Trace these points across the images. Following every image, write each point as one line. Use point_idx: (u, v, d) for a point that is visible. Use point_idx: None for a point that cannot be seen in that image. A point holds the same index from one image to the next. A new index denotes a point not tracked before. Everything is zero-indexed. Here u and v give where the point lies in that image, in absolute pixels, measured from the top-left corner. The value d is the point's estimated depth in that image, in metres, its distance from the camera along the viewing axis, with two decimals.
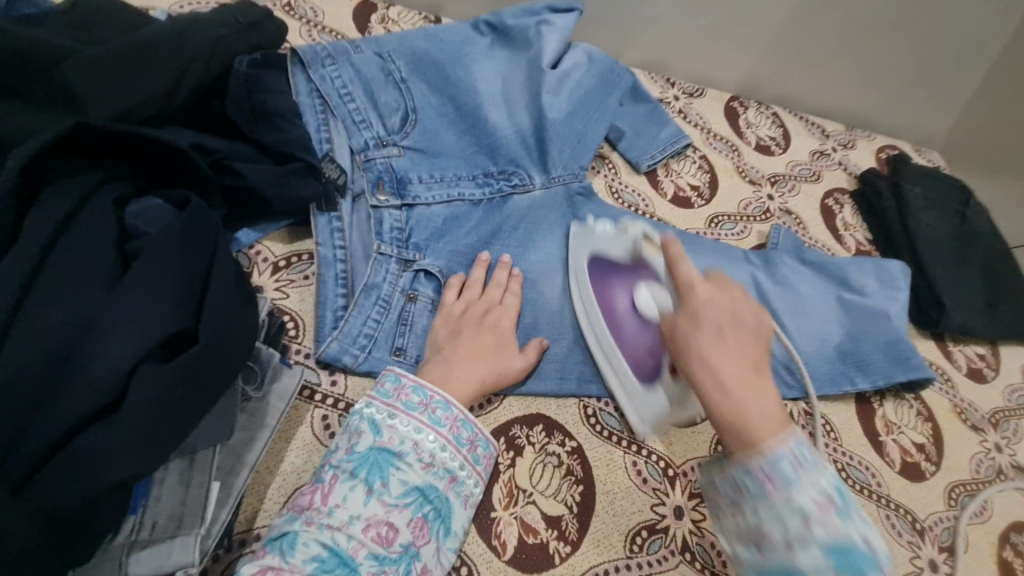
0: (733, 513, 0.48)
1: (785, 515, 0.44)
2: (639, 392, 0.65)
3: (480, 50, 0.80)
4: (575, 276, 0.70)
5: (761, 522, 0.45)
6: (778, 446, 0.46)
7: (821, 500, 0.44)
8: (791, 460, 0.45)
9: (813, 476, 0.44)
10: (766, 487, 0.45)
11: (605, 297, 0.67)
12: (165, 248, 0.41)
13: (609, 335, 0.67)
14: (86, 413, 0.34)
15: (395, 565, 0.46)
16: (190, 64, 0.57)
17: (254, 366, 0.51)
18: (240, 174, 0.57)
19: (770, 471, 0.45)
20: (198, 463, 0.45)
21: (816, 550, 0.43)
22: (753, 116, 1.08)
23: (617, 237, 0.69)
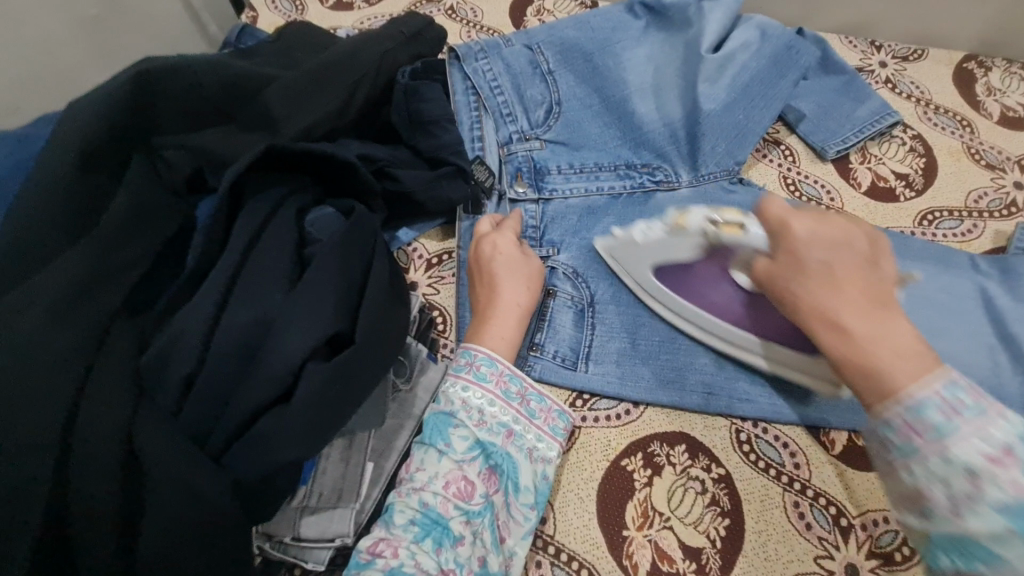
0: (886, 470, 0.40)
1: (948, 476, 0.36)
2: (790, 357, 0.59)
3: (632, 36, 0.76)
4: (660, 304, 0.64)
5: (915, 477, 0.37)
6: (922, 393, 0.38)
7: (950, 404, 0.37)
8: (944, 410, 0.37)
9: (976, 428, 0.36)
10: (914, 440, 0.37)
11: (698, 300, 0.63)
12: (331, 254, 0.46)
13: (720, 322, 0.62)
14: (272, 397, 0.40)
15: (479, 515, 0.48)
16: (361, 80, 0.62)
17: (404, 360, 0.55)
18: (399, 179, 0.62)
19: (914, 419, 0.37)
20: (356, 443, 0.51)
21: (993, 515, 0.34)
22: (999, 80, 0.84)
23: (674, 238, 0.62)
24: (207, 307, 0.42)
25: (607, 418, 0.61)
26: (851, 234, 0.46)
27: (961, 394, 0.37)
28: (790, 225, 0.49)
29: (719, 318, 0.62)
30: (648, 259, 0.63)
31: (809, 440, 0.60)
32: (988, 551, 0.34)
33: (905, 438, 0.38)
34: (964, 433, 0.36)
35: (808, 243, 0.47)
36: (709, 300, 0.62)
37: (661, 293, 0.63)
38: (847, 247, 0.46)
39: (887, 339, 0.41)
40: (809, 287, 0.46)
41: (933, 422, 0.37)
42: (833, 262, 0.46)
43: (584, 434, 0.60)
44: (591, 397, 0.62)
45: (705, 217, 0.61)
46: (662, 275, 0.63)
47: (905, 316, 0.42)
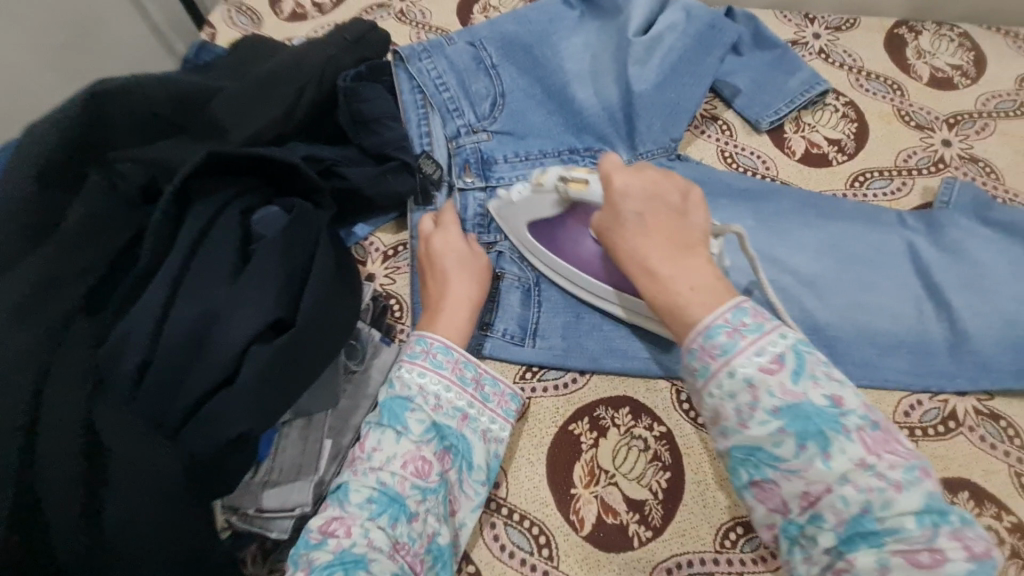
0: (697, 399, 0.45)
1: (734, 391, 0.42)
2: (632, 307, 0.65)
3: (568, 26, 0.80)
4: (532, 254, 0.69)
5: (715, 397, 0.43)
6: (714, 320, 0.44)
7: (766, 365, 0.41)
8: (729, 332, 0.43)
9: (754, 343, 0.42)
10: (709, 363, 0.43)
11: (572, 256, 0.66)
12: (273, 248, 0.50)
13: (585, 276, 0.66)
14: (219, 379, 0.45)
15: (435, 493, 0.51)
16: (305, 85, 0.66)
17: (356, 344, 0.59)
18: (347, 177, 0.66)
19: (707, 344, 0.43)
20: (314, 422, 0.55)
21: (769, 419, 0.40)
22: (929, 43, 0.86)
23: (534, 195, 0.63)
24: (157, 300, 0.45)
25: (555, 387, 0.65)
26: (660, 187, 0.52)
27: (783, 342, 0.42)
28: (612, 181, 0.54)
29: (584, 272, 0.66)
30: (523, 219, 0.67)
31: None
32: (770, 454, 0.40)
33: (700, 361, 0.44)
34: (742, 349, 0.42)
35: (623, 198, 0.52)
36: (579, 256, 0.66)
37: (530, 247, 0.68)
38: (662, 200, 0.52)
39: (682, 278, 0.48)
40: (627, 234, 0.52)
41: (720, 344, 0.43)
42: (644, 215, 0.51)
43: (533, 403, 0.64)
44: (540, 369, 0.66)
45: (555, 177, 0.61)
46: (537, 233, 0.67)
47: (705, 258, 0.49)
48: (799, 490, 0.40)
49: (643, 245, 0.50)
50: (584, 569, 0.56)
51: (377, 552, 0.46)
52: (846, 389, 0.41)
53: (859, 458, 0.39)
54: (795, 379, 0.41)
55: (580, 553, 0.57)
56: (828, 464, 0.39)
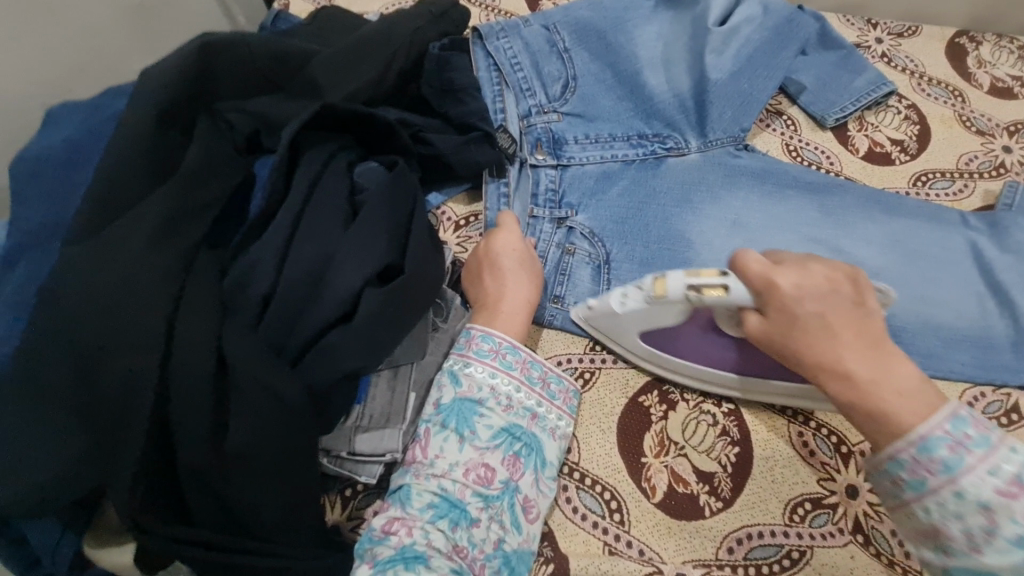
0: (897, 507, 0.46)
1: (964, 513, 0.42)
2: (755, 385, 0.62)
3: (643, 14, 0.82)
4: (641, 360, 0.64)
5: (931, 513, 0.43)
6: (929, 431, 0.43)
7: (1004, 486, 0.41)
8: (951, 446, 0.43)
9: (982, 460, 0.42)
10: (926, 477, 0.43)
11: (689, 357, 0.61)
12: (381, 199, 0.53)
13: (694, 367, 0.62)
14: (332, 316, 0.47)
15: (498, 499, 0.51)
16: (396, 54, 0.68)
17: (441, 303, 0.62)
18: (432, 143, 0.68)
19: (923, 457, 0.43)
20: (400, 374, 0.57)
21: (1010, 549, 0.40)
22: (990, 53, 0.88)
23: (652, 306, 0.57)
24: (279, 239, 0.48)
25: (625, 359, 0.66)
26: (833, 283, 0.49)
27: (1014, 458, 0.42)
28: (775, 282, 0.49)
29: (711, 369, 0.62)
30: (635, 328, 0.61)
31: None
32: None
33: (914, 475, 0.44)
34: (969, 466, 0.42)
35: (798, 297, 0.48)
36: (699, 355, 0.61)
37: (645, 356, 0.64)
38: (835, 300, 0.48)
39: (886, 383, 0.45)
40: (806, 339, 0.48)
41: (941, 460, 0.43)
42: (825, 314, 0.48)
43: (604, 374, 0.65)
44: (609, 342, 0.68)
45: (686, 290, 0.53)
46: (650, 341, 0.62)
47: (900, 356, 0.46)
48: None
49: (830, 353, 0.47)
50: (655, 535, 0.57)
51: (436, 552, 0.48)
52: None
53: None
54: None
55: (652, 520, 0.58)
56: (1002, 551, 0.40)
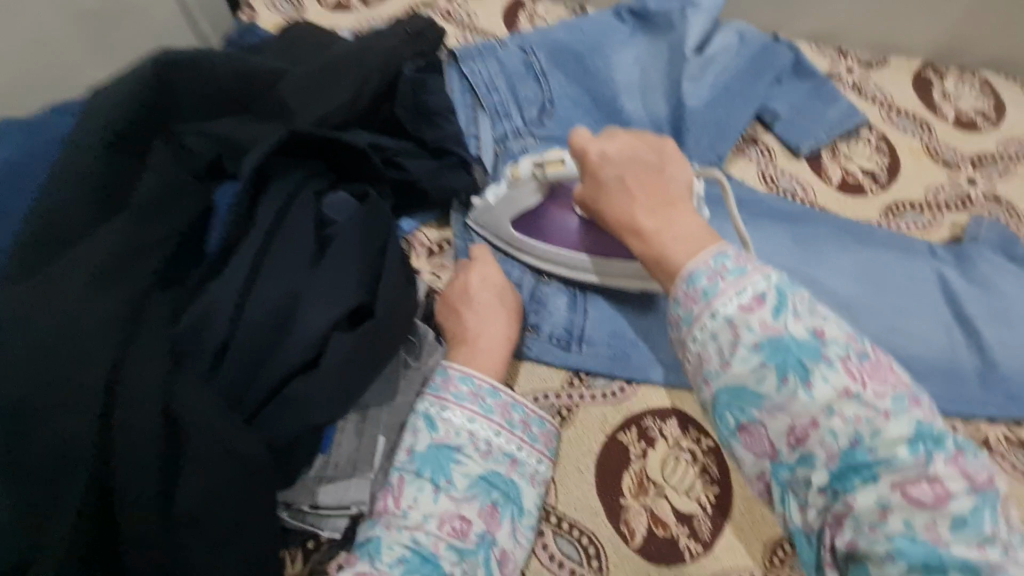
0: (682, 349, 0.44)
1: (715, 333, 0.41)
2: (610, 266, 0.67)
3: (621, 40, 0.81)
4: (538, 258, 0.69)
5: (699, 343, 0.42)
6: (695, 267, 0.44)
7: (746, 304, 0.41)
8: (708, 278, 0.43)
9: (733, 285, 0.41)
10: (691, 308, 0.43)
11: (553, 237, 0.67)
12: (350, 234, 0.50)
13: (560, 251, 0.68)
14: (297, 363, 0.45)
15: (473, 554, 0.48)
16: (370, 75, 0.65)
17: (414, 339, 0.58)
18: (405, 169, 0.65)
19: (689, 289, 0.43)
20: (369, 418, 0.53)
21: (752, 357, 0.39)
22: (953, 86, 0.91)
23: (511, 186, 0.65)
24: (238, 279, 0.46)
25: (603, 396, 0.64)
26: (640, 149, 0.55)
27: (765, 283, 0.41)
28: (588, 151, 0.57)
29: (566, 249, 0.67)
30: (506, 215, 0.67)
31: None
32: (754, 394, 0.39)
33: (685, 307, 0.43)
34: (722, 291, 0.42)
35: (602, 162, 0.56)
36: (579, 241, 0.67)
37: (540, 253, 0.68)
38: (635, 162, 0.55)
39: (669, 232, 0.49)
40: (608, 199, 0.54)
41: (701, 290, 0.43)
42: (623, 176, 0.54)
43: (582, 411, 0.63)
44: (587, 376, 0.65)
45: (526, 164, 0.64)
46: (529, 230, 0.68)
47: (690, 208, 0.51)
48: (786, 427, 0.38)
49: (630, 212, 0.52)
50: None
51: None
52: (827, 317, 0.41)
53: (842, 386, 0.38)
54: (773, 314, 0.40)
55: (631, 566, 0.56)
56: (812, 395, 0.38)
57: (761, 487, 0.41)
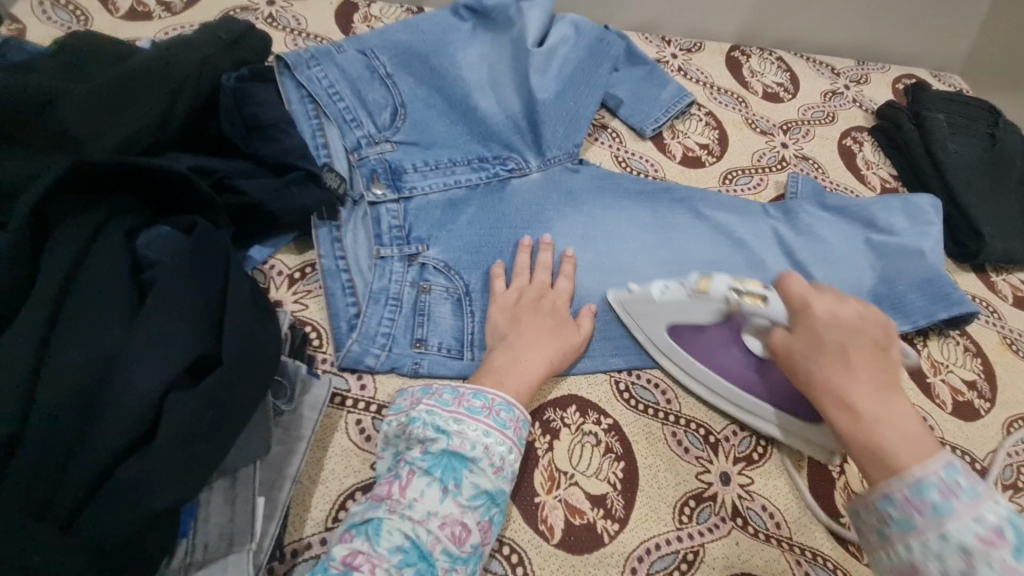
0: (882, 545, 0.44)
1: (945, 554, 0.40)
2: (794, 423, 0.64)
3: (462, 36, 0.80)
4: (665, 358, 0.68)
5: (912, 554, 0.42)
6: (925, 474, 0.42)
7: (986, 536, 0.39)
8: (942, 492, 0.41)
9: (972, 508, 0.40)
10: (914, 517, 0.42)
11: (716, 364, 0.66)
12: (176, 276, 0.44)
13: (731, 386, 0.66)
14: (122, 447, 0.38)
15: (465, 564, 0.48)
16: (182, 87, 0.58)
17: (282, 381, 0.52)
18: (244, 191, 0.58)
19: (915, 496, 0.42)
20: (241, 480, 0.46)
21: None
22: (758, 64, 1.03)
23: (689, 300, 0.64)
24: (26, 351, 0.38)
25: None
26: (864, 322, 0.52)
27: (999, 513, 0.40)
28: (811, 305, 0.54)
29: (740, 390, 0.65)
30: (664, 318, 0.66)
31: (674, 376, 0.69)
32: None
33: (903, 513, 0.42)
34: (957, 513, 0.40)
35: (829, 323, 0.53)
36: (722, 366, 0.66)
37: (668, 365, 0.68)
38: (863, 340, 0.51)
39: (889, 421, 0.46)
40: (818, 363, 0.51)
41: (932, 503, 0.41)
42: (846, 345, 0.51)
43: None
44: None
45: (727, 282, 0.60)
46: (677, 334, 0.67)
47: (905, 401, 0.47)
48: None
49: (829, 365, 0.50)
50: None
51: None
52: None
53: None
54: (1018, 557, 0.38)
55: (555, 563, 0.55)
56: None
57: None
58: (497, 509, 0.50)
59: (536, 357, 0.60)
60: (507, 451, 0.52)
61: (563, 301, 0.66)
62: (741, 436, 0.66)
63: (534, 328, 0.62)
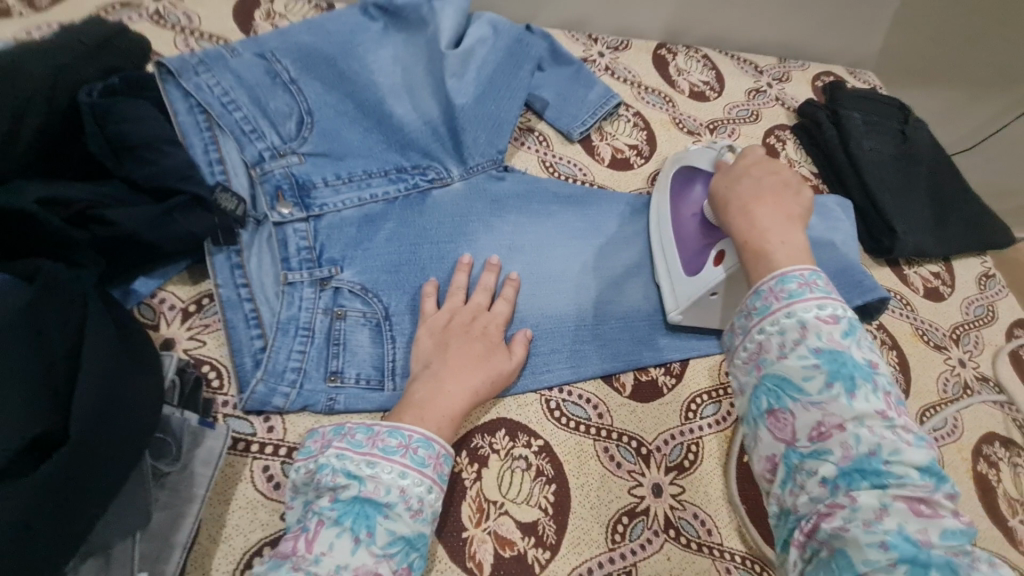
0: (741, 339, 0.50)
1: (788, 330, 0.47)
2: (681, 283, 0.70)
3: (373, 37, 0.74)
4: (658, 187, 0.76)
5: (765, 332, 0.48)
6: (788, 271, 0.49)
7: (824, 317, 0.47)
8: (800, 283, 0.48)
9: (819, 298, 0.47)
10: (772, 303, 0.48)
11: (676, 206, 0.73)
12: (11, 336, 0.38)
13: (670, 222, 0.73)
14: None
15: None
16: (29, 103, 0.51)
17: (165, 438, 0.46)
18: (111, 221, 0.51)
19: (777, 287, 0.49)
20: (115, 558, 0.42)
21: (810, 355, 0.45)
22: (684, 62, 1.03)
23: (704, 150, 0.70)
24: None
25: None
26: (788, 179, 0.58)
27: (843, 311, 0.47)
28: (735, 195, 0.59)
29: (676, 248, 0.72)
30: (677, 162, 0.74)
31: (606, 389, 0.68)
32: (797, 387, 0.45)
33: (765, 301, 0.49)
34: (807, 299, 0.48)
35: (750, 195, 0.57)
36: (679, 212, 0.72)
37: (662, 181, 0.76)
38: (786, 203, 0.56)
39: (779, 237, 0.53)
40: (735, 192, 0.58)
41: (789, 291, 0.48)
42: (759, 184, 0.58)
43: None
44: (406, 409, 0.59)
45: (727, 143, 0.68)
46: (680, 177, 0.73)
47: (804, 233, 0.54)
48: (814, 421, 0.43)
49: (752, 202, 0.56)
50: None
51: None
52: (880, 358, 0.47)
53: (880, 408, 0.43)
54: (846, 336, 0.45)
55: None
56: (852, 403, 0.43)
57: (764, 466, 0.46)
58: (416, 554, 0.48)
59: (457, 384, 0.56)
60: (426, 491, 0.49)
61: (495, 324, 0.63)
62: (672, 445, 0.66)
63: (458, 352, 0.59)
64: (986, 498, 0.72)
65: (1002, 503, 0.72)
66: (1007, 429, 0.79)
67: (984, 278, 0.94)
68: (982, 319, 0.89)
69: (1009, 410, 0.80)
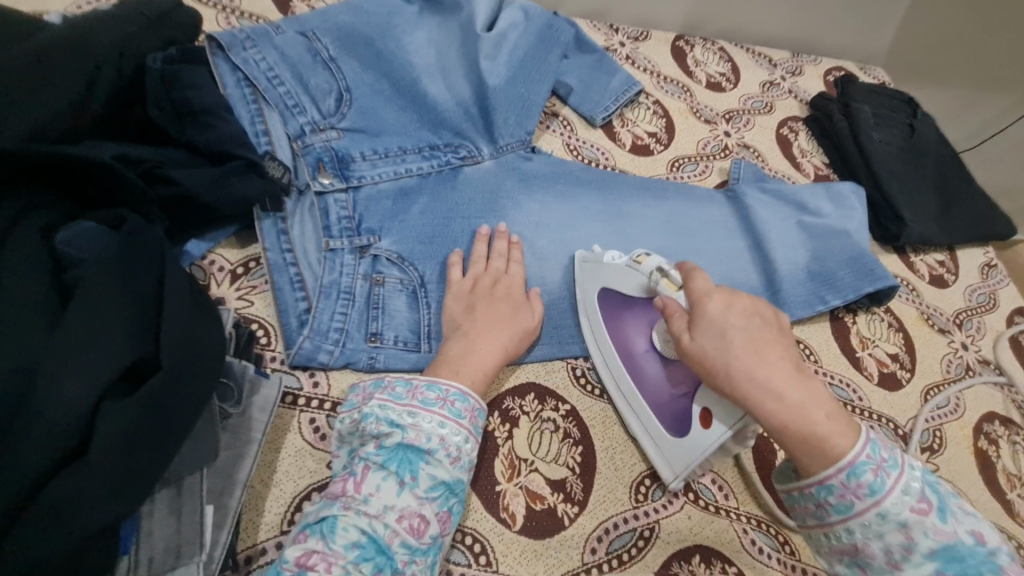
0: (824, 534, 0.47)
1: (884, 531, 0.44)
2: (667, 442, 0.61)
3: (409, 19, 0.77)
4: (586, 312, 0.69)
5: (854, 538, 0.45)
6: (857, 456, 0.45)
7: (916, 504, 0.44)
8: (874, 470, 0.45)
9: (898, 484, 0.44)
10: (853, 501, 0.45)
11: (619, 342, 0.66)
12: (105, 278, 0.42)
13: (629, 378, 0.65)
14: (54, 459, 0.37)
15: (425, 555, 0.47)
16: (100, 69, 0.54)
17: (229, 381, 0.50)
18: (175, 181, 0.54)
19: (852, 482, 0.45)
20: (186, 489, 0.45)
21: (892, 514, 0.44)
22: (701, 54, 1.06)
23: (627, 270, 0.66)
24: None
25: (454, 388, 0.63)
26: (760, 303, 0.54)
27: (916, 476, 0.45)
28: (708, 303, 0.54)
29: (643, 394, 0.64)
30: (601, 281, 0.68)
31: None
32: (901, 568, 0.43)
33: (842, 499, 0.45)
34: (890, 488, 0.44)
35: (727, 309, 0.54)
36: (627, 348, 0.66)
37: (588, 310, 0.69)
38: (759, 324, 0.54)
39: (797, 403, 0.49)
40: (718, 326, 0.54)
41: (866, 484, 0.45)
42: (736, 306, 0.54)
43: None
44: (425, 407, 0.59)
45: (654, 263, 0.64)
46: (607, 300, 0.68)
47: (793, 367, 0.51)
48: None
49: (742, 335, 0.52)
50: (523, 563, 0.55)
51: None
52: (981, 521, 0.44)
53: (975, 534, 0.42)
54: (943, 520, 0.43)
55: (517, 550, 0.56)
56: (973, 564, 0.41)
57: None
58: (456, 499, 0.50)
59: (491, 345, 0.60)
60: (463, 441, 0.52)
61: (514, 286, 0.66)
62: None
63: (492, 317, 0.62)
64: (985, 472, 0.76)
65: (1001, 477, 0.76)
66: (1006, 409, 0.82)
67: (987, 267, 0.97)
68: (984, 306, 0.92)
69: (1009, 391, 0.84)
